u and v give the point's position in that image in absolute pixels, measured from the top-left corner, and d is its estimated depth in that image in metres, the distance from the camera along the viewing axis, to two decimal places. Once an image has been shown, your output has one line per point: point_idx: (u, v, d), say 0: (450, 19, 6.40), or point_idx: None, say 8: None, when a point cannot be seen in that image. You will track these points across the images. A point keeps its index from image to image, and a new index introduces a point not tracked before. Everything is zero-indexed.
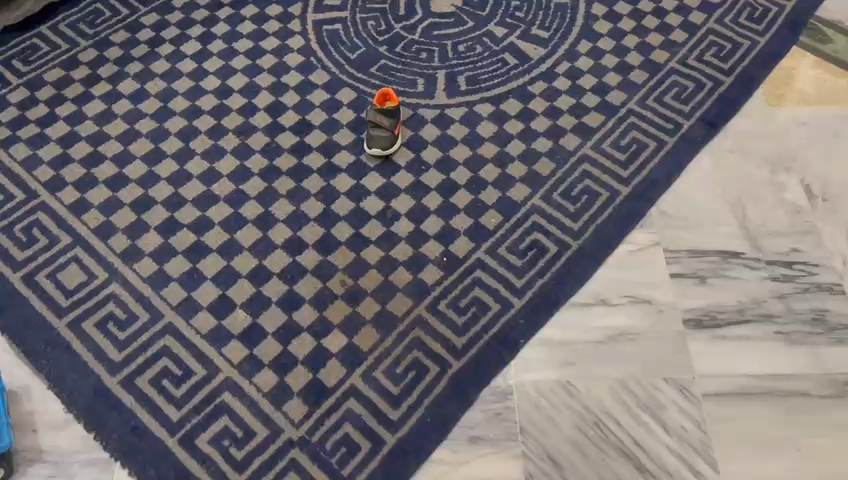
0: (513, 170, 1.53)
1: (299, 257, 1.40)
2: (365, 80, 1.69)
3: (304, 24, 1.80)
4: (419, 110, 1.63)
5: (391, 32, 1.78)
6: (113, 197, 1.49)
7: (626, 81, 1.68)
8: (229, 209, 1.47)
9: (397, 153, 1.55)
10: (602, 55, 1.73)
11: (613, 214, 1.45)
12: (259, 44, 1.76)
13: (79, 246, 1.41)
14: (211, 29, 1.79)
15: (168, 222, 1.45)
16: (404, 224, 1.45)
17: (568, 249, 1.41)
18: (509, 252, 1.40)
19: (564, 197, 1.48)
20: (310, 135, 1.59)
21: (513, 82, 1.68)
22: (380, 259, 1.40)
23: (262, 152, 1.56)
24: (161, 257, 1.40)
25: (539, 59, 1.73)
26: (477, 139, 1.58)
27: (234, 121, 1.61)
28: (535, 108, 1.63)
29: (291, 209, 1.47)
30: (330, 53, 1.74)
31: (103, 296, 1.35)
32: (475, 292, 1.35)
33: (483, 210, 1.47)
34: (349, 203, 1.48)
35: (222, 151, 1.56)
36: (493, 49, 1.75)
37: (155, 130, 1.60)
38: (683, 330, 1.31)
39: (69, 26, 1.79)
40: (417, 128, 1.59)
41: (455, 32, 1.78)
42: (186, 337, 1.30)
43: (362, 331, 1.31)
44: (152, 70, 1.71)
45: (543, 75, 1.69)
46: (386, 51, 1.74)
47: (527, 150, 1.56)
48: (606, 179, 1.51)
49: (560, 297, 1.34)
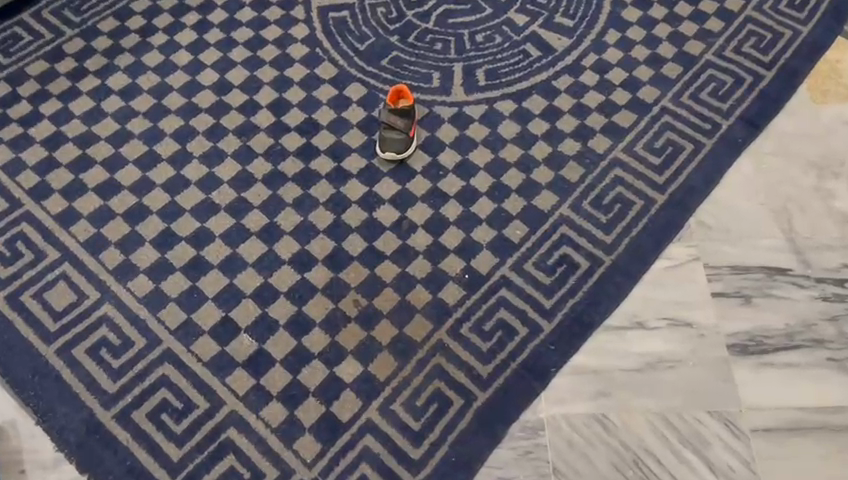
0: (538, 176, 1.41)
1: (308, 275, 1.29)
2: (376, 74, 1.56)
3: (309, 10, 1.66)
4: (435, 108, 1.50)
5: (402, 20, 1.65)
6: (103, 206, 1.37)
7: (658, 75, 1.55)
8: (231, 220, 1.35)
9: (412, 157, 1.43)
10: (631, 47, 1.60)
11: (648, 225, 1.34)
12: (260, 34, 1.63)
13: (68, 263, 1.30)
14: (208, 17, 1.65)
15: (165, 234, 1.33)
16: (421, 236, 1.34)
17: (600, 265, 1.30)
18: (537, 269, 1.29)
19: (595, 207, 1.36)
20: (317, 136, 1.46)
21: (536, 77, 1.55)
22: (396, 277, 1.29)
23: (266, 155, 1.44)
24: (158, 274, 1.29)
25: (564, 50, 1.60)
26: (498, 141, 1.46)
27: (235, 120, 1.48)
28: (560, 105, 1.51)
29: (298, 220, 1.36)
30: (337, 43, 1.60)
31: (96, 318, 1.24)
32: (501, 315, 1.24)
33: (507, 220, 1.35)
34: (361, 213, 1.36)
35: (222, 154, 1.44)
36: (514, 39, 1.62)
37: (149, 130, 1.47)
38: (727, 357, 1.20)
39: (53, 12, 1.64)
40: (434, 129, 1.47)
41: (472, 20, 1.64)
42: (186, 365, 1.19)
43: (378, 358, 1.20)
44: (144, 62, 1.58)
45: (569, 69, 1.57)
46: (398, 42, 1.61)
47: (553, 153, 1.44)
48: (640, 187, 1.39)
49: (593, 320, 1.24)
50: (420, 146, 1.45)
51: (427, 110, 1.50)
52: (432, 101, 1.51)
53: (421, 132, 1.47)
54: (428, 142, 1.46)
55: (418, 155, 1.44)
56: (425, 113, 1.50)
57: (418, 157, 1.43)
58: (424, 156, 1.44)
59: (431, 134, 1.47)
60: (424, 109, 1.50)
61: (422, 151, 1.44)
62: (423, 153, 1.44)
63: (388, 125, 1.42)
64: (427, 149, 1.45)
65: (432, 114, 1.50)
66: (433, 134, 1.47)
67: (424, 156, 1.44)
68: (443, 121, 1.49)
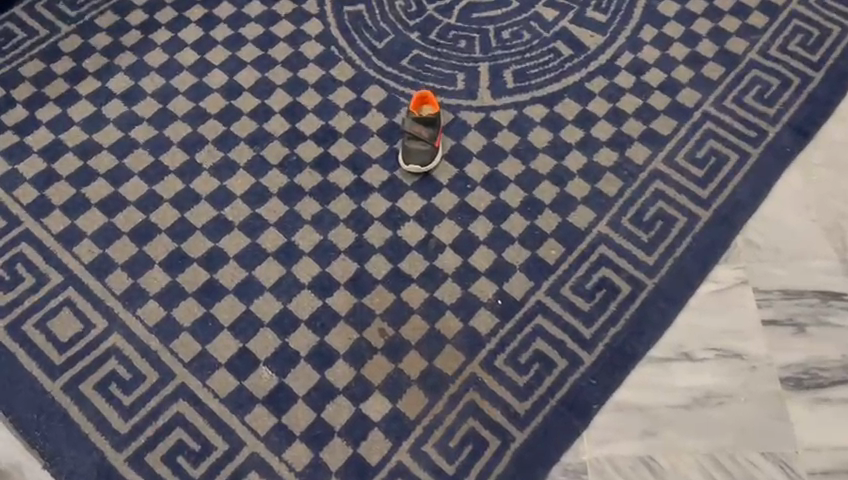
0: (573, 189, 1.32)
1: (330, 300, 1.20)
2: (396, 75, 1.45)
3: (322, 4, 1.54)
4: (461, 114, 1.40)
5: (423, 14, 1.53)
6: (108, 224, 1.27)
7: (698, 77, 1.45)
8: (245, 239, 1.26)
9: (438, 168, 1.34)
10: (669, 44, 1.50)
11: (692, 245, 1.26)
12: (270, 29, 1.51)
13: (72, 288, 1.21)
14: (214, 11, 1.54)
15: (175, 255, 1.24)
16: (450, 256, 1.25)
17: (642, 289, 1.21)
18: (574, 293, 1.21)
19: (635, 224, 1.28)
20: (335, 146, 1.37)
21: (568, 78, 1.45)
22: (424, 303, 1.20)
23: (281, 167, 1.34)
24: (169, 301, 1.20)
25: (597, 48, 1.49)
26: (530, 150, 1.36)
27: (247, 128, 1.38)
28: (595, 110, 1.41)
29: (317, 239, 1.27)
30: (353, 40, 1.50)
31: (103, 350, 1.15)
32: (537, 345, 1.16)
33: (541, 239, 1.26)
34: (385, 231, 1.28)
35: (233, 165, 1.34)
36: (543, 36, 1.51)
37: (154, 139, 1.37)
38: (779, 392, 1.13)
39: (47, 6, 1.53)
40: (460, 137, 1.38)
41: (498, 15, 1.53)
42: (202, 402, 1.11)
43: (408, 393, 1.12)
44: (147, 62, 1.47)
45: (603, 69, 1.46)
46: (419, 39, 1.50)
47: (589, 164, 1.35)
48: (682, 202, 1.30)
49: (636, 351, 1.16)
50: (446, 156, 1.35)
51: (452, 116, 1.40)
52: (457, 106, 1.41)
53: (446, 140, 1.37)
54: (455, 151, 1.36)
55: (444, 166, 1.34)
56: (450, 119, 1.40)
57: (444, 168, 1.34)
58: (451, 167, 1.34)
59: (458, 142, 1.37)
60: (449, 114, 1.40)
61: (448, 162, 1.35)
62: (450, 164, 1.34)
63: (411, 135, 1.32)
64: (453, 160, 1.35)
65: (458, 120, 1.40)
66: (459, 142, 1.37)
67: (450, 167, 1.34)
68: (470, 128, 1.39)
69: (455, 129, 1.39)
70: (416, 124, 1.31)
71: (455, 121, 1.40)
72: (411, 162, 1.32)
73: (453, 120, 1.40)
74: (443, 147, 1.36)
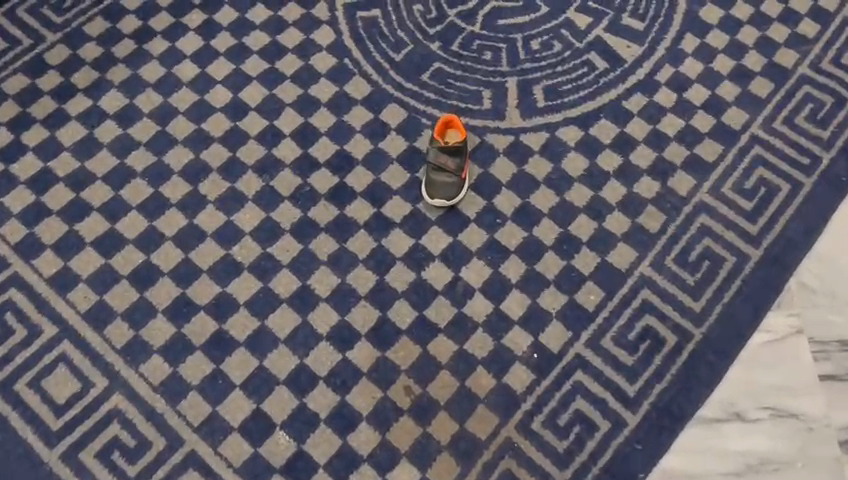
0: (611, 223, 1.21)
1: (350, 353, 1.10)
2: (416, 92, 1.33)
3: (333, 9, 1.41)
4: (489, 138, 1.29)
5: (444, 21, 1.40)
6: (105, 266, 1.16)
7: (745, 94, 1.33)
8: (256, 283, 1.16)
9: (464, 201, 1.23)
10: (713, 56, 1.37)
11: (742, 288, 1.16)
12: (277, 38, 1.38)
13: (67, 340, 1.11)
14: (214, 16, 1.40)
15: (180, 302, 1.14)
16: (480, 302, 1.15)
17: (689, 341, 1.12)
18: (616, 345, 1.12)
19: (679, 265, 1.18)
20: (352, 174, 1.25)
21: (604, 96, 1.33)
22: (453, 356, 1.10)
23: (293, 199, 1.23)
24: (174, 355, 1.10)
25: (634, 61, 1.37)
26: (564, 179, 1.25)
27: (254, 154, 1.26)
28: (633, 132, 1.29)
29: (334, 282, 1.16)
30: (368, 52, 1.37)
31: (102, 413, 1.06)
32: (577, 405, 1.07)
33: (578, 282, 1.16)
34: (409, 273, 1.17)
35: (241, 196, 1.23)
36: (575, 46, 1.38)
37: (152, 166, 1.25)
38: (840, 457, 1.05)
39: (30, 11, 1.39)
40: (488, 164, 1.26)
41: (526, 22, 1.40)
42: (215, 472, 1.03)
43: (438, 461, 1.04)
44: (142, 76, 1.34)
45: (641, 85, 1.34)
46: (440, 50, 1.37)
47: (629, 195, 1.24)
48: (730, 239, 1.20)
49: (684, 411, 1.07)
50: (473, 186, 1.24)
51: (479, 139, 1.28)
52: (484, 128, 1.30)
53: (473, 168, 1.26)
54: (482, 181, 1.25)
55: (471, 198, 1.23)
56: (477, 143, 1.28)
57: (471, 200, 1.23)
58: (478, 199, 1.23)
59: (485, 169, 1.26)
60: (476, 138, 1.28)
61: (475, 193, 1.23)
62: (477, 195, 1.23)
63: (436, 166, 1.20)
64: (481, 190, 1.24)
65: (485, 144, 1.28)
66: (487, 170, 1.26)
67: (478, 198, 1.23)
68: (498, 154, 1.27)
69: (483, 157, 1.27)
70: (441, 155, 1.20)
71: (482, 146, 1.28)
72: (435, 195, 1.21)
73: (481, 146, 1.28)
74: (470, 177, 1.25)
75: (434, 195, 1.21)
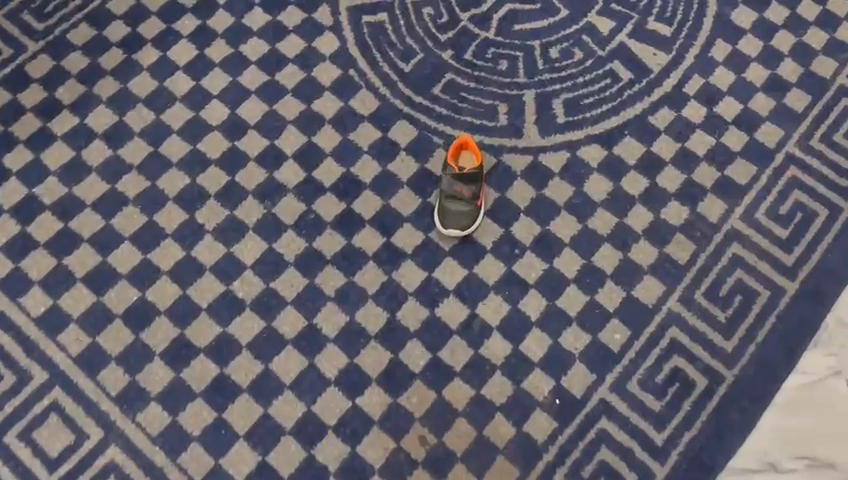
0: (638, 254, 1.13)
1: (360, 400, 1.04)
2: (427, 107, 1.24)
3: (336, 13, 1.30)
4: (505, 158, 1.20)
5: (456, 26, 1.30)
6: (97, 304, 1.09)
7: (779, 108, 1.24)
8: (259, 322, 1.09)
9: (480, 229, 1.15)
10: (745, 65, 1.28)
11: (777, 325, 1.09)
12: (276, 47, 1.28)
13: (59, 387, 1.04)
14: (209, 22, 1.30)
15: (178, 344, 1.07)
16: (498, 342, 1.08)
17: (720, 384, 1.06)
18: (642, 389, 1.05)
19: (710, 300, 1.10)
20: (359, 199, 1.17)
21: (628, 110, 1.24)
22: (470, 403, 1.04)
23: (296, 227, 1.15)
24: (173, 403, 1.04)
25: (661, 70, 1.27)
26: (586, 204, 1.17)
27: (254, 178, 1.18)
28: (660, 152, 1.21)
29: (342, 320, 1.09)
30: (375, 62, 1.27)
31: (98, 467, 1.00)
32: (601, 456, 1.02)
33: (603, 320, 1.09)
34: (421, 309, 1.10)
35: (241, 225, 1.15)
36: (597, 54, 1.28)
37: (145, 191, 1.17)
38: None
39: (10, 18, 1.29)
40: (505, 187, 1.18)
41: (544, 27, 1.30)
42: None
43: None
44: (132, 90, 1.24)
45: (668, 98, 1.25)
46: (452, 60, 1.27)
47: (655, 222, 1.16)
48: (764, 270, 1.12)
49: (715, 462, 1.02)
50: (489, 212, 1.16)
51: (495, 160, 1.20)
52: (500, 148, 1.21)
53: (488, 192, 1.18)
54: (500, 206, 1.17)
55: (487, 225, 1.15)
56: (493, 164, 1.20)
57: (488, 227, 1.15)
58: (495, 226, 1.15)
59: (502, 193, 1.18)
60: (492, 158, 1.20)
61: (492, 220, 1.15)
62: (494, 223, 1.15)
63: (449, 193, 1.12)
64: (498, 217, 1.16)
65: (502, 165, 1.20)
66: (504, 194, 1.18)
67: (495, 226, 1.15)
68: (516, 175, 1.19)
69: (498, 179, 1.19)
70: (456, 182, 1.11)
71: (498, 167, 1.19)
72: (448, 224, 1.13)
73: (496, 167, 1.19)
74: (485, 203, 1.16)
75: (446, 224, 1.13)
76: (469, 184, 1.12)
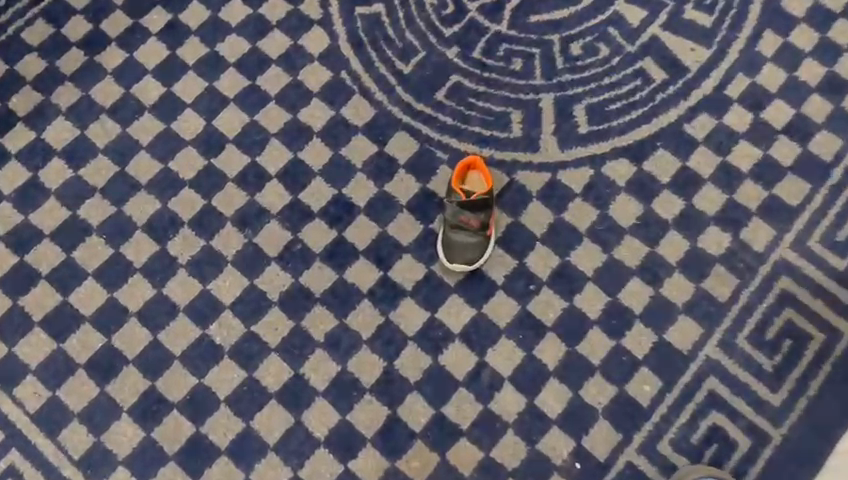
0: (671, 290, 0.99)
1: (354, 464, 0.93)
2: (429, 115, 1.08)
3: (326, 4, 1.14)
4: (519, 176, 1.05)
5: (463, 18, 1.13)
6: (58, 352, 0.97)
7: (837, 113, 1.07)
8: (239, 372, 0.96)
9: (490, 260, 1.01)
10: (798, 61, 1.10)
11: (831, 375, 0.95)
12: (258, 45, 1.12)
13: (17, 449, 0.93)
14: (180, 16, 1.14)
15: (149, 399, 0.95)
16: (510, 395, 0.95)
17: (765, 445, 0.93)
18: (674, 451, 0.93)
19: (754, 344, 0.96)
20: (352, 225, 1.03)
21: (661, 117, 1.07)
22: (478, 467, 0.92)
23: (281, 260, 1.01)
24: (144, 467, 0.93)
25: (700, 68, 1.10)
26: (611, 230, 1.02)
27: (233, 201, 1.04)
28: (698, 167, 1.05)
29: (333, 370, 0.96)
30: (370, 62, 1.11)
31: None
32: None
33: (630, 368, 0.96)
34: (423, 357, 0.96)
35: (218, 258, 1.01)
36: (626, 50, 1.11)
37: (111, 218, 1.03)
38: None
39: None
40: (519, 210, 1.03)
41: (564, 17, 1.13)
42: None
43: None
44: (94, 98, 1.09)
45: (708, 101, 1.08)
46: (458, 59, 1.11)
47: (692, 251, 1.01)
48: (817, 309, 0.98)
49: None
50: (500, 240, 1.02)
51: (508, 178, 1.05)
52: (514, 163, 1.06)
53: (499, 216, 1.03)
54: (512, 233, 1.02)
55: (498, 256, 1.01)
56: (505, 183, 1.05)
57: (499, 258, 1.01)
58: (507, 257, 1.01)
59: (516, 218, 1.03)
60: (504, 176, 1.05)
61: (504, 249, 1.01)
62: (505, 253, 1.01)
63: (455, 223, 0.97)
64: (510, 246, 1.01)
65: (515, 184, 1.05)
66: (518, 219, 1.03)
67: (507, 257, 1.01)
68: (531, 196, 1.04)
69: (511, 200, 1.04)
70: (463, 210, 0.96)
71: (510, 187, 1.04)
72: (454, 257, 0.99)
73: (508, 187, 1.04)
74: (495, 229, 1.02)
75: (452, 257, 0.99)
76: (477, 211, 0.97)
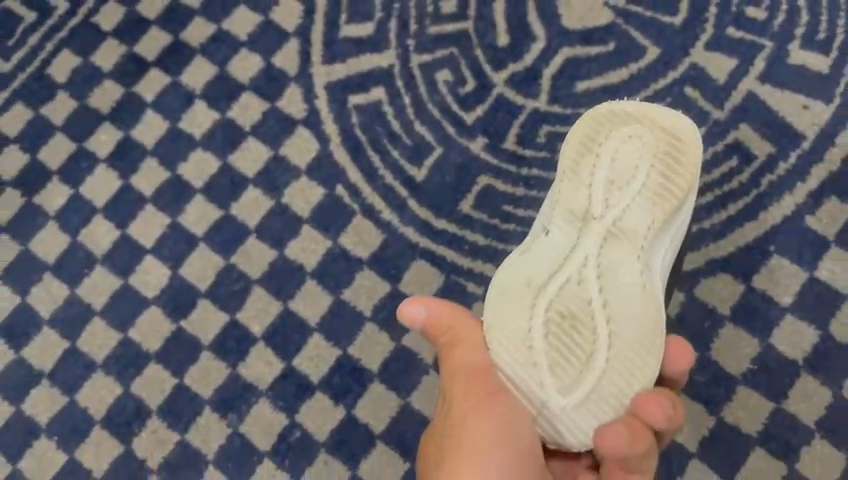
0: (811, 465, 0.71)
1: None
2: (453, 236, 0.82)
3: (311, 99, 0.89)
4: (636, 128, 0.66)
5: (488, 96, 0.86)
6: None
7: None
8: None
9: (608, 434, 0.57)
10: None
11: None
12: (229, 160, 0.88)
13: None
14: (133, 133, 0.91)
15: None
16: None
17: None
18: None
19: None
20: (363, 399, 0.79)
21: (771, 209, 0.78)
22: None
23: (277, 455, 0.78)
24: None
25: (819, 133, 0.79)
26: (716, 382, 0.74)
27: (210, 378, 0.81)
28: (831, 278, 0.75)
29: None
30: (372, 169, 0.85)
31: None
32: None
33: None
34: None
35: (197, 457, 0.80)
36: (713, 116, 0.82)
37: (63, 413, 0.82)
38: None
39: None
40: (590, 211, 0.65)
41: (621, 81, 0.84)
42: None
43: None
44: (36, 252, 0.88)
45: (835, 182, 0.78)
46: (486, 153, 0.84)
47: (834, 406, 0.72)
48: None
49: None
50: (630, 315, 0.61)
51: (685, 128, 0.66)
52: (645, 129, 0.66)
53: (625, 252, 0.64)
54: (560, 262, 0.63)
55: (591, 374, 0.59)
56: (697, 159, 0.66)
57: (585, 366, 0.59)
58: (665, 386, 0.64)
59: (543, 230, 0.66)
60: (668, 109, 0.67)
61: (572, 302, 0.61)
62: (537, 305, 0.61)
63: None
64: (520, 285, 0.63)
65: (602, 118, 0.67)
66: (549, 223, 0.66)
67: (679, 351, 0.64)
68: (615, 179, 0.65)
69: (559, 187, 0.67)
70: None
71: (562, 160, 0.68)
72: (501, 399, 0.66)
73: (576, 169, 0.66)
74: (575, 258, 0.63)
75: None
76: None
